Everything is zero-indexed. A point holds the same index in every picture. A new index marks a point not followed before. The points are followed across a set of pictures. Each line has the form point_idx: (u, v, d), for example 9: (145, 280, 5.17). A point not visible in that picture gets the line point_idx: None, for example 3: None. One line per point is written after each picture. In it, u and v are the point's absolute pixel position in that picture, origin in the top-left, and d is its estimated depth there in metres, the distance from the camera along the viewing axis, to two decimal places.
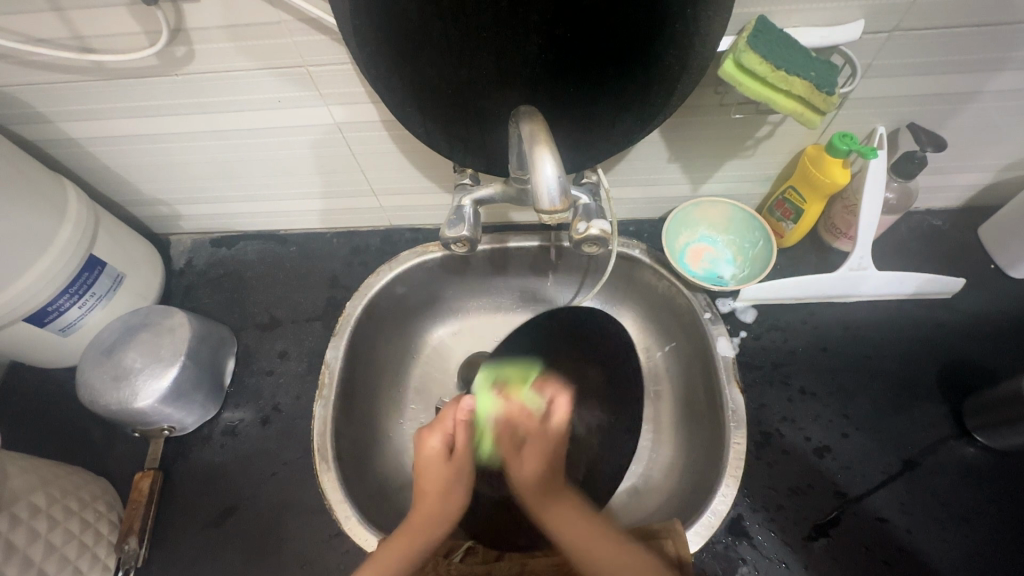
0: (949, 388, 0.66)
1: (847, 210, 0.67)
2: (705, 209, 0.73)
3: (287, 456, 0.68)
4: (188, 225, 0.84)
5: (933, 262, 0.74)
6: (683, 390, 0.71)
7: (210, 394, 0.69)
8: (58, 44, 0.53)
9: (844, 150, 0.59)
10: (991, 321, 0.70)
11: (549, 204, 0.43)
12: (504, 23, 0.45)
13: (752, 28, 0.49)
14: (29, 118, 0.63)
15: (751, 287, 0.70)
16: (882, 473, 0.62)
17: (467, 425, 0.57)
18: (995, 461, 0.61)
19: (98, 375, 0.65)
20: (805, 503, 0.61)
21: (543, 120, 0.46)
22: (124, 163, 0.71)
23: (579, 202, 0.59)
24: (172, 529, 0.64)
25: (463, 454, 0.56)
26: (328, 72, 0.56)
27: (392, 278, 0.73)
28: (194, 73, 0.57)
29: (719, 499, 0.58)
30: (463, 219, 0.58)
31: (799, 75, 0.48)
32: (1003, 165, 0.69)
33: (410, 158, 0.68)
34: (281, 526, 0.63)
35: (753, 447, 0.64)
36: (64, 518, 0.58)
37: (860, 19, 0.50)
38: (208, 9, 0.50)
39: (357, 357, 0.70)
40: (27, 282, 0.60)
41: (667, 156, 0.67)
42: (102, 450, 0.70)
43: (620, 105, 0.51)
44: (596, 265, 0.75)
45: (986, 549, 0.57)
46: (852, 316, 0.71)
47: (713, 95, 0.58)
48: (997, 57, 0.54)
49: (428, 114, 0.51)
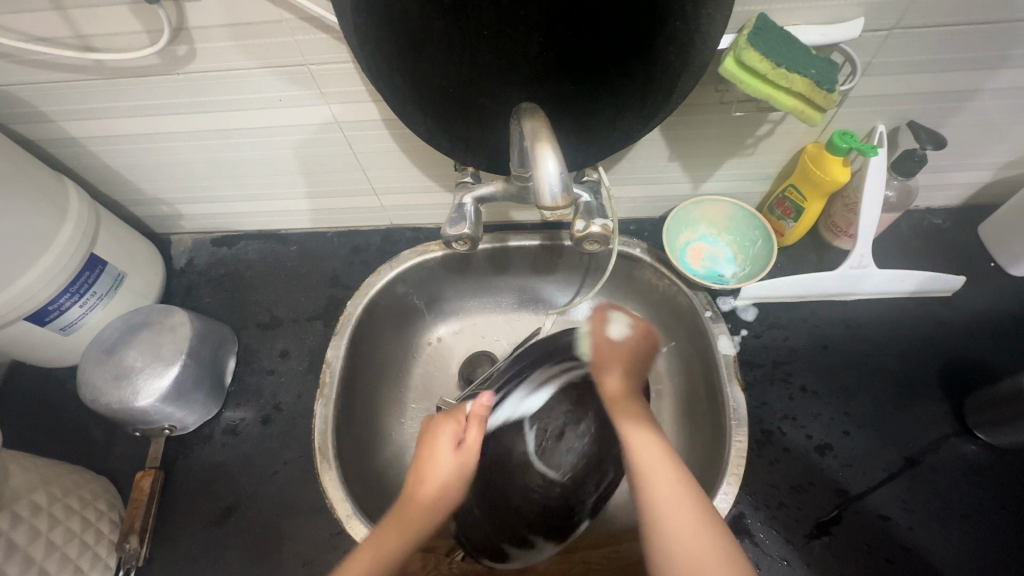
0: (949, 385, 0.66)
1: (847, 209, 0.67)
2: (706, 208, 0.73)
3: (288, 456, 0.67)
4: (188, 224, 0.84)
5: (933, 261, 0.74)
6: (685, 390, 0.71)
7: (211, 392, 0.69)
8: (59, 42, 0.53)
9: (844, 149, 0.59)
10: (991, 318, 0.70)
11: (550, 201, 0.43)
12: (505, 20, 0.45)
13: (752, 27, 0.49)
14: (30, 117, 0.63)
15: (752, 286, 0.70)
16: (883, 471, 0.62)
17: (480, 426, 0.55)
18: (996, 460, 0.62)
19: (98, 374, 0.65)
20: (806, 501, 0.61)
21: (544, 117, 0.46)
22: (125, 162, 0.71)
23: (581, 199, 0.59)
24: (173, 528, 0.64)
25: (471, 454, 0.54)
26: (330, 71, 0.56)
27: (393, 277, 0.73)
28: (195, 72, 0.57)
29: (721, 498, 0.59)
30: (464, 218, 0.58)
31: (798, 72, 0.48)
32: (1002, 163, 0.69)
33: (410, 157, 0.68)
34: (282, 525, 0.63)
35: (755, 445, 0.64)
36: (65, 517, 0.58)
37: (860, 18, 0.51)
38: (210, 8, 0.50)
39: (358, 356, 0.70)
40: (29, 281, 0.60)
41: (667, 155, 0.68)
42: (103, 450, 0.70)
43: (620, 105, 0.51)
44: (597, 263, 0.75)
45: (988, 548, 0.57)
46: (852, 315, 0.72)
47: (713, 93, 0.58)
48: (996, 55, 0.54)
49: (429, 112, 0.51)
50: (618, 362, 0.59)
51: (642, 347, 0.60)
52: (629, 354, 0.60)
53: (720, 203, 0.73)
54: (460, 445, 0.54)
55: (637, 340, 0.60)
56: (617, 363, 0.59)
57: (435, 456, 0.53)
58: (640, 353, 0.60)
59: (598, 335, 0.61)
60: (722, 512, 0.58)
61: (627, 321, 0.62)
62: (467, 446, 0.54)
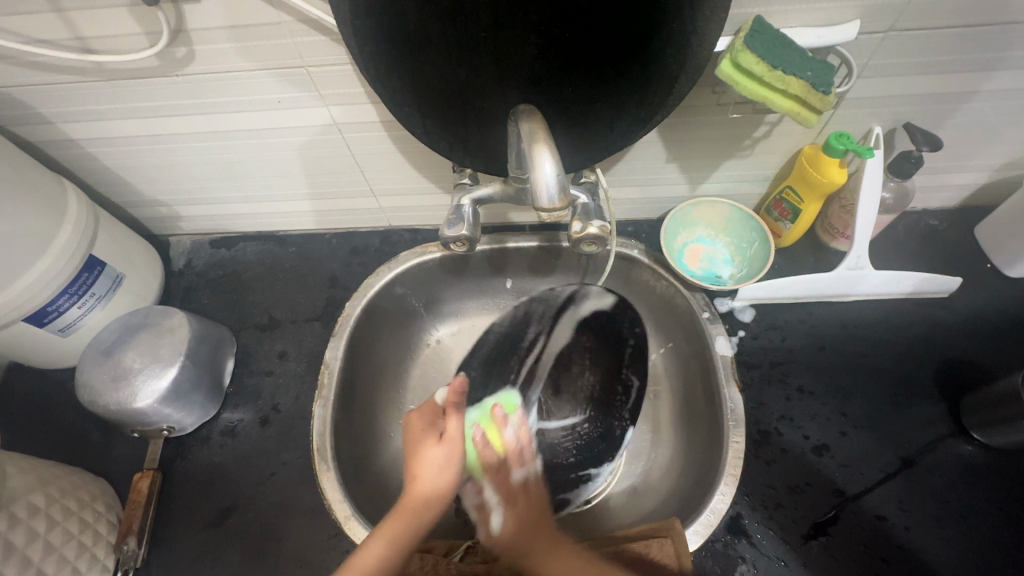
0: (946, 386, 0.66)
1: (844, 211, 0.68)
2: (704, 209, 0.73)
3: (287, 457, 0.67)
4: (187, 226, 0.84)
5: (930, 262, 0.75)
6: (682, 390, 0.71)
7: (209, 393, 0.69)
8: (59, 44, 0.53)
9: (840, 150, 0.60)
10: (988, 320, 0.70)
11: (548, 203, 0.43)
12: (503, 22, 0.46)
13: (749, 28, 0.49)
14: (29, 119, 0.63)
15: (749, 287, 0.70)
16: (879, 472, 0.62)
17: (456, 415, 0.55)
18: (992, 460, 0.62)
19: (97, 375, 0.65)
20: (803, 501, 0.61)
21: (541, 118, 0.46)
22: (124, 163, 0.71)
23: (578, 201, 0.59)
24: (172, 529, 0.64)
25: (455, 441, 0.54)
26: (328, 72, 0.56)
27: (392, 278, 0.73)
28: (194, 74, 0.57)
29: (718, 498, 0.59)
30: (463, 219, 0.58)
31: (795, 74, 0.48)
32: (999, 165, 0.70)
33: (409, 158, 0.68)
34: (281, 526, 0.63)
35: (752, 445, 0.64)
36: (63, 518, 0.58)
37: (856, 19, 0.51)
38: (209, 10, 0.50)
39: (357, 356, 0.70)
40: (27, 282, 0.61)
41: (665, 156, 0.68)
42: (101, 451, 0.70)
43: (618, 106, 0.52)
44: (595, 265, 0.75)
45: (984, 547, 0.58)
46: (850, 315, 0.72)
47: (711, 95, 0.58)
48: (992, 57, 0.55)
49: (427, 114, 0.52)
50: (539, 530, 0.57)
51: (518, 543, 0.56)
52: (529, 536, 0.56)
53: (716, 203, 0.73)
54: (441, 435, 0.55)
55: (510, 542, 0.56)
56: (525, 543, 0.55)
57: (420, 450, 0.54)
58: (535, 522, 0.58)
59: (498, 543, 0.57)
60: (720, 512, 0.58)
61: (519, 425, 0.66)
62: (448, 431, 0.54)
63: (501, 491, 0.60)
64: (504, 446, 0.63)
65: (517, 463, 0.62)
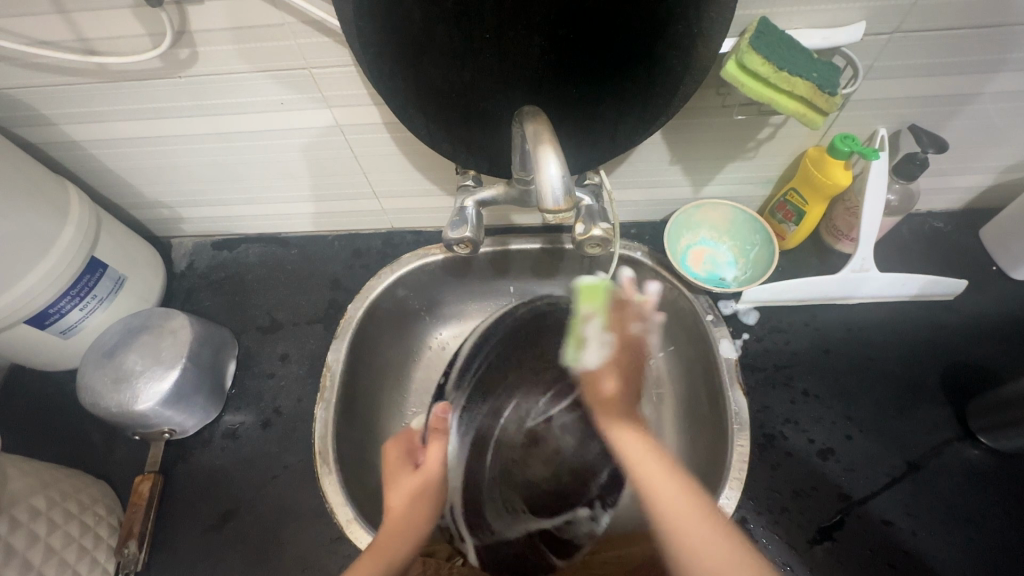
0: (951, 389, 0.66)
1: (848, 213, 0.67)
2: (707, 211, 0.73)
3: (288, 460, 0.67)
4: (188, 228, 0.84)
5: (934, 264, 0.74)
6: (687, 393, 0.71)
7: (211, 396, 0.69)
8: (63, 46, 0.54)
9: (844, 152, 0.59)
10: (992, 322, 0.70)
11: (553, 204, 0.42)
12: (507, 22, 0.45)
13: (754, 30, 0.49)
14: (32, 121, 0.63)
15: (754, 289, 0.70)
16: (886, 476, 0.61)
17: (436, 445, 0.57)
18: (998, 463, 0.61)
19: (98, 377, 0.65)
20: (810, 506, 0.60)
21: (546, 119, 0.46)
22: (127, 166, 0.71)
23: (583, 203, 0.59)
24: (172, 532, 0.64)
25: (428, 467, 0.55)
26: (331, 74, 0.56)
27: (393, 281, 0.73)
28: (196, 75, 0.57)
29: (723, 502, 0.58)
30: (466, 220, 0.58)
31: (801, 76, 0.48)
32: (1004, 167, 0.69)
33: (411, 160, 0.68)
34: (282, 529, 0.63)
35: (757, 448, 0.64)
36: (63, 522, 0.58)
37: (861, 21, 0.51)
38: (213, 11, 0.50)
39: (358, 359, 0.70)
40: (27, 285, 0.60)
41: (669, 157, 0.67)
42: (102, 453, 0.70)
43: (622, 107, 0.51)
44: (597, 267, 0.75)
45: (989, 550, 0.57)
46: (854, 318, 0.71)
47: (715, 96, 0.58)
48: (996, 58, 0.54)
49: (430, 116, 0.51)
50: (610, 412, 0.55)
51: (626, 361, 0.58)
52: (624, 397, 0.56)
53: (717, 202, 0.72)
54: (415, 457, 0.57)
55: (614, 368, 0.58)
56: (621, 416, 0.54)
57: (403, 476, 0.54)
58: (616, 396, 0.56)
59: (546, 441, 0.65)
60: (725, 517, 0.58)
61: (601, 348, 0.58)
62: (429, 459, 0.56)
63: (617, 347, 0.58)
64: (626, 327, 0.58)
65: (631, 315, 0.59)
